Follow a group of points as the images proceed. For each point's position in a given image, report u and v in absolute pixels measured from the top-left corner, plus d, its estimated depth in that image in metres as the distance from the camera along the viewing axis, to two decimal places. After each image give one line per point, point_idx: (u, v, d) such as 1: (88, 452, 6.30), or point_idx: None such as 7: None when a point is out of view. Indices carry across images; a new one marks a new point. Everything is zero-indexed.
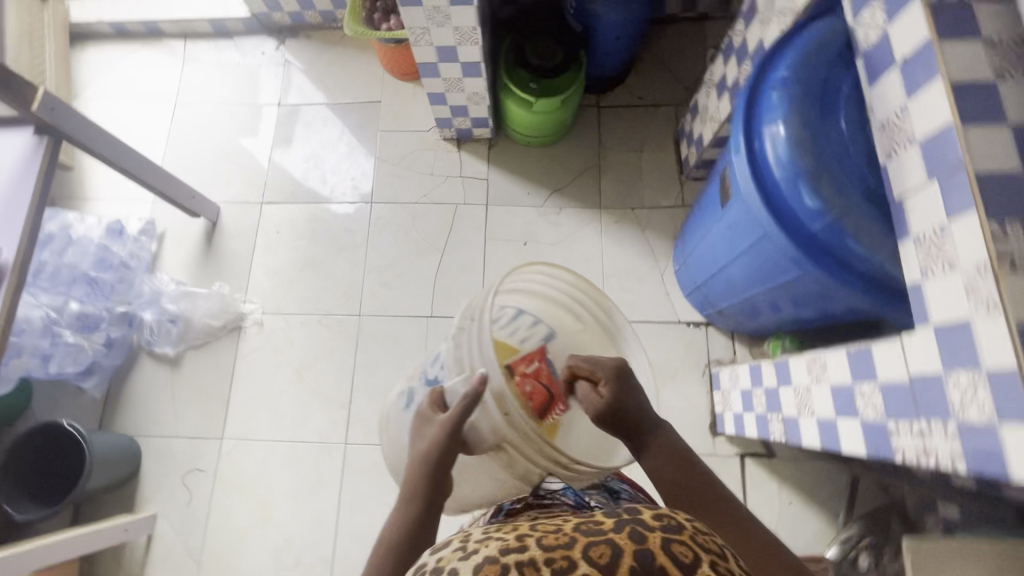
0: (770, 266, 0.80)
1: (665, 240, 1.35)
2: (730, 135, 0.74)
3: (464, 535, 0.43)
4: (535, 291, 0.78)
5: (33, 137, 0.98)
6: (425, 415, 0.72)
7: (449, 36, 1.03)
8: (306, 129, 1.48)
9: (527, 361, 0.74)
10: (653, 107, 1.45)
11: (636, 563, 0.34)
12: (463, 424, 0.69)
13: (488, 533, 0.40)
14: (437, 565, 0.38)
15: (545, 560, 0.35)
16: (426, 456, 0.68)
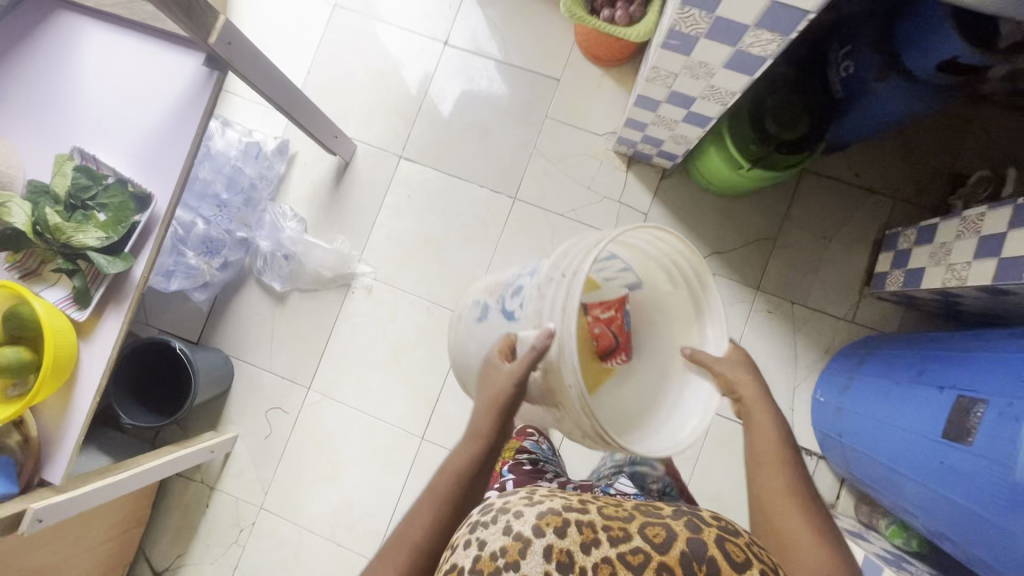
0: (965, 528, 0.72)
1: (814, 350, 1.21)
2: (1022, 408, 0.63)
3: (530, 490, 0.63)
4: (635, 246, 0.73)
5: (201, 66, 0.85)
6: (494, 359, 0.75)
7: (699, 92, 0.82)
8: (467, 83, 1.29)
9: (604, 307, 0.75)
10: (867, 192, 1.21)
11: (686, 546, 0.52)
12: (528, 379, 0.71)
13: (552, 494, 0.60)
14: (506, 504, 0.59)
15: (602, 525, 0.54)
16: (490, 410, 0.72)
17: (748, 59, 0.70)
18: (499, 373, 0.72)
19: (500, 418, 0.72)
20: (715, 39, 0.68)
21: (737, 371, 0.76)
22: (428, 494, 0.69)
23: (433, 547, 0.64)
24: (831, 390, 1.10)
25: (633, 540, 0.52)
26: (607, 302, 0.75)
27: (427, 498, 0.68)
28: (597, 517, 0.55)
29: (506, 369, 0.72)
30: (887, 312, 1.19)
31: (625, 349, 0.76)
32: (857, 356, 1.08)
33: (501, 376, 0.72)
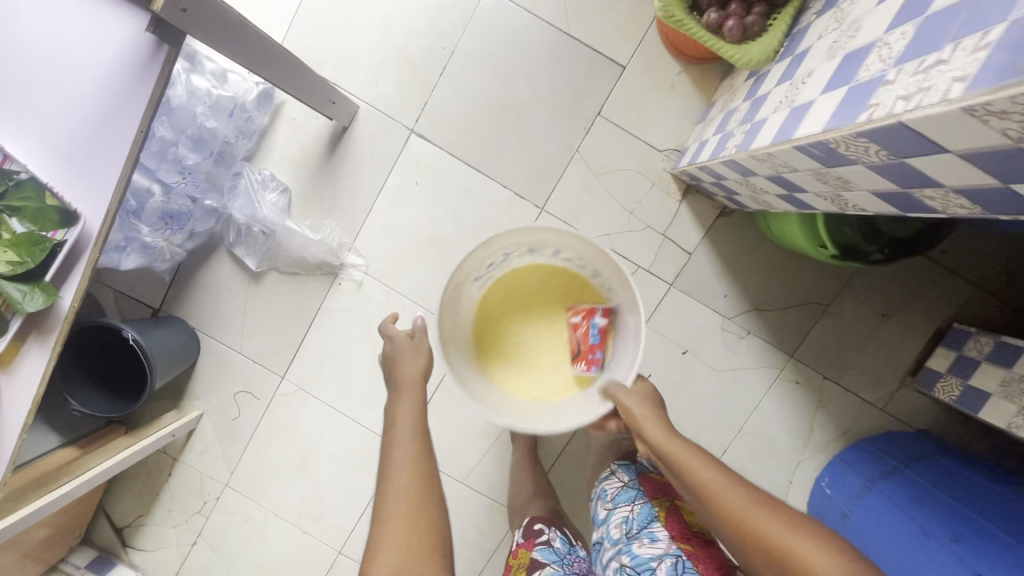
0: None
1: (834, 431, 1.11)
2: None
3: None
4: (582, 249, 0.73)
5: (146, 34, 0.60)
6: (395, 345, 0.76)
7: (817, 191, 0.61)
8: (507, 49, 1.02)
9: (575, 312, 0.79)
10: (945, 271, 1.05)
11: None
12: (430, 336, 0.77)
13: None
14: None
15: None
16: (419, 369, 0.74)
17: (913, 200, 0.49)
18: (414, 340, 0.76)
19: (428, 374, 0.74)
20: (882, 173, 0.47)
21: (638, 409, 0.68)
22: (394, 452, 0.66)
23: (427, 494, 0.63)
24: (840, 489, 1.02)
25: None
26: (580, 307, 0.79)
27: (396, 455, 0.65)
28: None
29: (413, 346, 0.76)
30: (924, 409, 1.08)
31: (584, 359, 0.77)
32: (880, 465, 1.00)
33: (413, 346, 0.76)
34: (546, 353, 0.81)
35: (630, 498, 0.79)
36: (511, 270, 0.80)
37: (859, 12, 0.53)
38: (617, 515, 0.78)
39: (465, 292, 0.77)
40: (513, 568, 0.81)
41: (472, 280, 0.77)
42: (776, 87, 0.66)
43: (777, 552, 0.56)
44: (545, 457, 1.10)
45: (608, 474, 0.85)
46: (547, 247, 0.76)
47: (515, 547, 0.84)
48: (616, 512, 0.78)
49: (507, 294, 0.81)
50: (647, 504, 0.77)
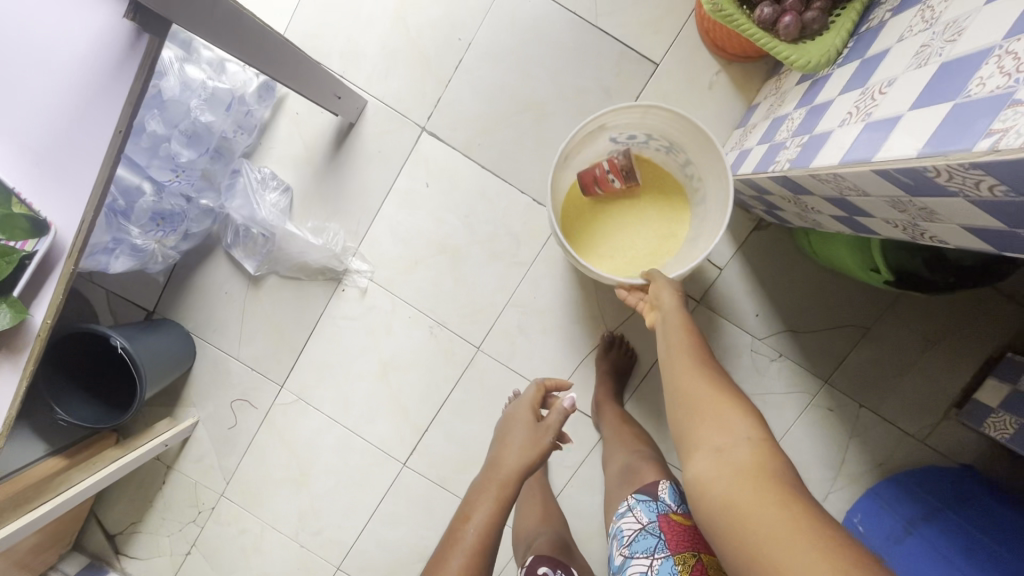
0: None
1: (870, 463, 1.03)
2: None
3: None
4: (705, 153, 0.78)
5: (127, 23, 0.53)
6: (517, 412, 0.78)
7: (888, 218, 0.53)
8: (529, 42, 0.93)
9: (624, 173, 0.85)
10: (996, 295, 0.97)
11: None
12: (550, 429, 0.73)
13: None
14: None
15: None
16: (521, 462, 0.69)
17: (1018, 241, 0.41)
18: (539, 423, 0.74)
19: (527, 475, 0.68)
20: (989, 211, 0.40)
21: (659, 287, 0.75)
22: (463, 524, 0.61)
23: None
24: (876, 530, 0.93)
25: None
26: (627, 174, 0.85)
27: (464, 529, 0.61)
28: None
29: (531, 420, 0.75)
30: (968, 443, 1.00)
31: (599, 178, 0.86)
32: (921, 505, 0.92)
33: (531, 427, 0.74)
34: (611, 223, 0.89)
35: (648, 548, 0.72)
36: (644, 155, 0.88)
37: (955, 14, 0.45)
38: (633, 567, 0.72)
39: (600, 141, 0.84)
40: None
41: (613, 136, 0.84)
42: (841, 96, 0.57)
43: (694, 402, 0.62)
44: (557, 480, 1.03)
45: (625, 510, 0.78)
46: (682, 152, 0.83)
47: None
48: (634, 563, 0.72)
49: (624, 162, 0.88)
50: (668, 560, 0.70)
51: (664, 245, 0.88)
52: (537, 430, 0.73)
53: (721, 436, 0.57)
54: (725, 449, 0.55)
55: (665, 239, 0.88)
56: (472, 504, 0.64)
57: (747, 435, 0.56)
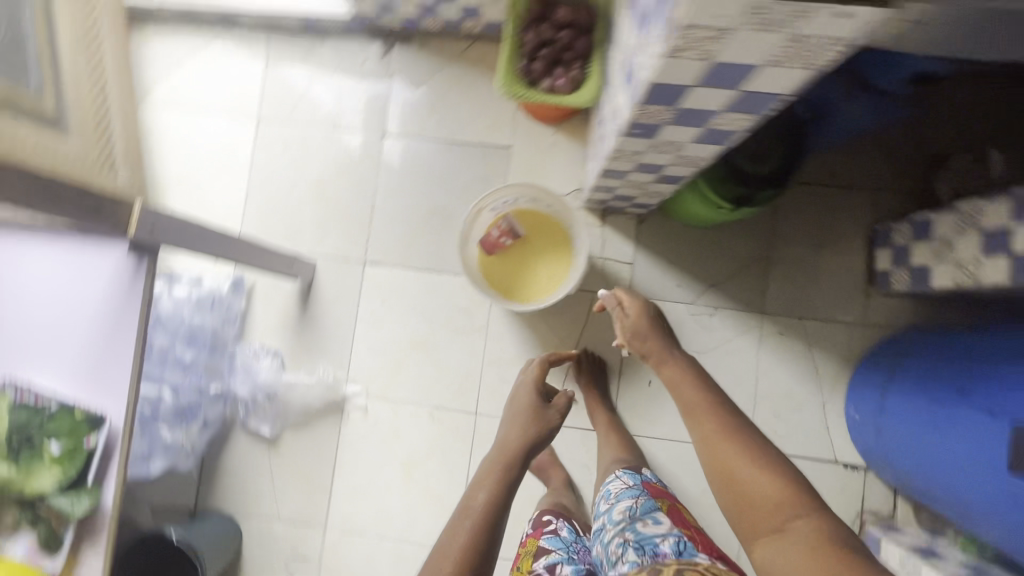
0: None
1: (835, 362, 1.16)
2: None
3: None
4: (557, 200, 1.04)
5: (128, 254, 0.74)
6: (520, 393, 0.92)
7: (670, 162, 0.77)
8: (417, 170, 1.22)
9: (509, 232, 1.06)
10: (848, 190, 1.16)
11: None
12: (548, 417, 0.86)
13: None
14: None
15: None
16: (523, 442, 0.81)
17: (718, 135, 0.64)
18: (541, 414, 0.86)
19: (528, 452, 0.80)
20: (687, 124, 0.62)
21: (633, 320, 1.03)
22: (475, 493, 0.72)
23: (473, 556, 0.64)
24: (865, 407, 1.06)
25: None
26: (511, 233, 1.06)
27: (475, 499, 0.71)
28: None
29: (539, 403, 0.88)
30: (898, 310, 1.15)
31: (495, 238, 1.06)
32: (883, 367, 1.05)
33: (533, 413, 0.86)
34: (520, 264, 1.10)
35: (633, 494, 0.86)
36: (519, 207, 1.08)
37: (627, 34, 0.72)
38: (622, 506, 0.85)
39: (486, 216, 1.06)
40: (522, 553, 0.95)
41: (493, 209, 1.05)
42: (608, 105, 0.83)
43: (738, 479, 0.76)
44: (591, 499, 1.12)
45: (614, 478, 0.93)
46: (545, 200, 1.06)
47: (523, 543, 0.96)
48: (621, 502, 0.85)
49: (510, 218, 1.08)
50: (649, 498, 0.85)
51: (557, 262, 1.09)
52: (536, 415, 0.86)
53: (776, 520, 0.71)
54: (786, 529, 0.69)
55: (556, 257, 1.10)
56: (482, 480, 0.74)
57: (796, 510, 0.70)
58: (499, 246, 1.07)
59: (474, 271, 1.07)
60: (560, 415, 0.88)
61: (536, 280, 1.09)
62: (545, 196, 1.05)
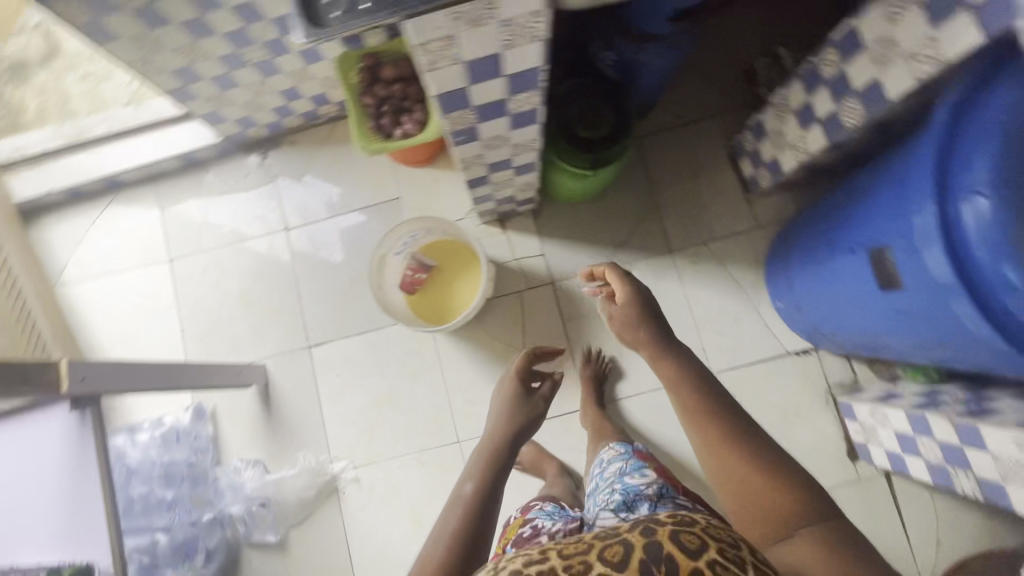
0: (929, 347, 0.83)
1: (749, 269, 1.27)
2: (913, 245, 0.70)
3: (549, 554, 0.55)
4: (446, 225, 1.13)
5: (71, 413, 0.80)
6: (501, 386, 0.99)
7: (510, 153, 0.87)
8: (326, 247, 1.31)
9: (421, 267, 1.16)
10: (696, 123, 1.30)
11: (646, 554, 0.52)
12: (534, 403, 0.93)
13: (556, 552, 0.55)
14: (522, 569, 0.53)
15: (565, 566, 0.52)
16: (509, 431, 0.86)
17: (525, 116, 0.75)
18: (527, 402, 0.93)
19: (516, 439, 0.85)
20: (494, 117, 0.73)
21: (626, 318, 0.85)
22: (467, 478, 0.78)
23: (463, 536, 0.69)
24: (782, 294, 1.17)
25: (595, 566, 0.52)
26: (423, 268, 1.16)
27: (466, 485, 0.76)
28: (556, 561, 0.53)
29: (523, 390, 0.95)
30: (780, 204, 1.27)
31: (411, 277, 1.16)
32: (781, 253, 1.16)
33: (516, 401, 0.93)
34: (441, 290, 1.19)
35: (624, 456, 0.98)
36: (420, 243, 1.17)
37: None
38: (614, 464, 0.96)
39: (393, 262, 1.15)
40: (509, 529, 0.98)
41: (396, 253, 1.14)
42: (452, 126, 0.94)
43: (738, 476, 0.64)
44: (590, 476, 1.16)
45: (608, 449, 1.04)
46: (438, 228, 1.15)
47: (510, 522, 0.99)
48: (613, 463, 0.97)
49: (416, 255, 1.17)
50: (636, 459, 0.96)
51: (473, 276, 1.19)
52: (521, 401, 0.92)
53: (785, 520, 0.60)
54: (792, 532, 0.59)
55: (470, 272, 1.19)
56: (473, 467, 0.80)
57: (804, 515, 0.60)
58: (416, 283, 1.17)
59: (402, 312, 1.16)
60: (543, 403, 0.94)
61: (461, 300, 1.19)
62: (436, 224, 1.14)
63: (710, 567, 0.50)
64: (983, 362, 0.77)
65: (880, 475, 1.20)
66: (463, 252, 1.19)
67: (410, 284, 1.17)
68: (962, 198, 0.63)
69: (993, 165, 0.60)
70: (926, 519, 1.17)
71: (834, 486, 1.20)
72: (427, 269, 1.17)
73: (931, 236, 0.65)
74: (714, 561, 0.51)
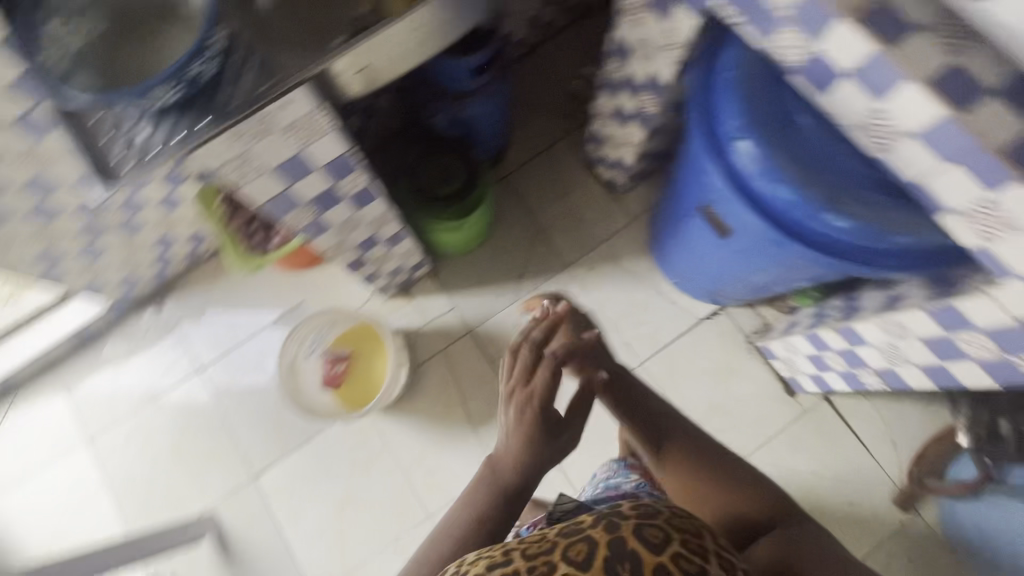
0: (785, 273, 0.92)
1: (640, 257, 1.36)
2: (716, 196, 0.79)
3: (515, 554, 0.51)
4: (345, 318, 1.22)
5: None
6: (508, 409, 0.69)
7: (370, 229, 0.93)
8: (244, 373, 1.30)
9: (339, 360, 1.21)
10: (549, 148, 1.41)
11: (608, 551, 0.48)
12: (556, 434, 0.68)
13: (521, 550, 0.52)
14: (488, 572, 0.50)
15: (528, 566, 0.49)
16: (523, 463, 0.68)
17: (361, 195, 0.81)
18: (548, 434, 0.68)
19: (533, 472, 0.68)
20: (331, 204, 0.79)
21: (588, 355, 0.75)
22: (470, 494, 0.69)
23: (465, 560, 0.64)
24: (673, 271, 1.26)
25: (560, 567, 0.48)
26: (341, 360, 1.21)
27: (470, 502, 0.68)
28: (518, 563, 0.50)
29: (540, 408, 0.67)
30: (645, 193, 1.38)
31: (331, 373, 1.21)
32: (657, 236, 1.26)
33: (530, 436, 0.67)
34: (360, 377, 1.22)
35: None
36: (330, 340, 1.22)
37: None
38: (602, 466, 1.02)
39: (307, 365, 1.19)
40: None
41: (305, 355, 1.21)
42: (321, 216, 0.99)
43: (707, 492, 0.73)
44: None
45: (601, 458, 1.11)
46: (340, 321, 1.22)
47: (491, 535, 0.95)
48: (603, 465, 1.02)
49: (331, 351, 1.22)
50: None
51: (385, 357, 1.23)
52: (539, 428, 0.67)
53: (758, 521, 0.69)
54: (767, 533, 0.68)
55: (382, 353, 1.23)
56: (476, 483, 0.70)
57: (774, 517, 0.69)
58: (336, 376, 1.20)
59: (326, 407, 1.19)
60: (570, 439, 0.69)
61: (379, 381, 1.22)
62: (336, 319, 1.22)
63: (674, 563, 0.47)
64: (827, 272, 0.85)
65: (822, 400, 1.26)
66: (372, 335, 1.24)
67: (331, 379, 1.20)
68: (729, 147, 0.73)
69: (739, 114, 0.71)
70: (875, 425, 1.23)
71: (787, 425, 1.25)
72: (342, 360, 1.21)
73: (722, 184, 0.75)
74: (677, 554, 0.48)
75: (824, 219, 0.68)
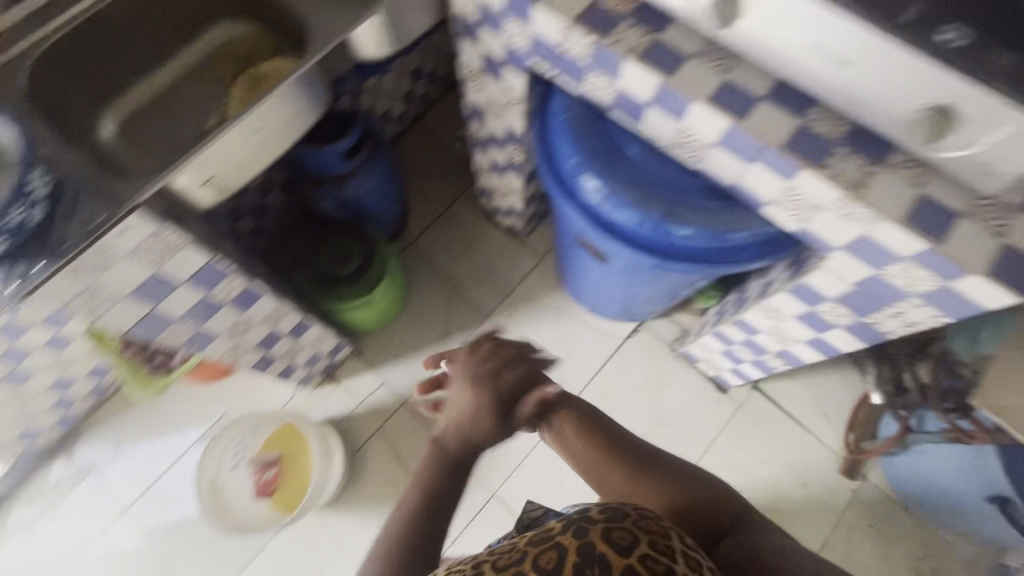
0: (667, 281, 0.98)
1: (555, 293, 1.40)
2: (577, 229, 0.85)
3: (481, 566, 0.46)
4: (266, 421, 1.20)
5: None
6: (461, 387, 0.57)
7: (267, 327, 0.93)
8: (173, 502, 1.22)
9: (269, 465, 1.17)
10: (448, 209, 1.46)
11: (576, 556, 0.42)
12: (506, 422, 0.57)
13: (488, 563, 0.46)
14: None
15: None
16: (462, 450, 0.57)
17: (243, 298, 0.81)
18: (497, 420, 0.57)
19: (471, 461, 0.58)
20: (211, 313, 0.79)
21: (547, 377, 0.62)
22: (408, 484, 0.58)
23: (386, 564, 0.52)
24: (582, 299, 1.31)
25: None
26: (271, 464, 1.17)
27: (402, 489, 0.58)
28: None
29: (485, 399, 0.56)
30: (546, 232, 1.44)
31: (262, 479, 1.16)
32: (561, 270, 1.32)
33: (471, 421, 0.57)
34: (292, 478, 1.17)
35: None
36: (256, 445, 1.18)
37: None
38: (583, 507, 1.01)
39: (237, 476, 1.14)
40: None
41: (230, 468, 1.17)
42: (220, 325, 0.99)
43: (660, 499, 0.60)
44: None
45: None
46: (260, 425, 1.20)
47: None
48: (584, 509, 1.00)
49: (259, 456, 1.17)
50: None
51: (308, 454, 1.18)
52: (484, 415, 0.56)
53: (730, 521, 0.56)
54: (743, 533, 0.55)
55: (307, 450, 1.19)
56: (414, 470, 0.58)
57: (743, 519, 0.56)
58: (267, 482, 1.16)
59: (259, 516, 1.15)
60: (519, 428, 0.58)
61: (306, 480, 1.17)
62: (260, 422, 1.20)
63: (645, 566, 0.40)
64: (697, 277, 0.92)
65: (752, 390, 1.31)
66: (297, 432, 1.19)
67: (263, 486, 1.16)
68: (574, 184, 0.79)
69: (576, 153, 0.78)
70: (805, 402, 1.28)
71: (727, 422, 1.29)
72: (272, 463, 1.17)
73: (575, 216, 0.79)
74: (649, 555, 0.41)
75: (675, 231, 0.74)
